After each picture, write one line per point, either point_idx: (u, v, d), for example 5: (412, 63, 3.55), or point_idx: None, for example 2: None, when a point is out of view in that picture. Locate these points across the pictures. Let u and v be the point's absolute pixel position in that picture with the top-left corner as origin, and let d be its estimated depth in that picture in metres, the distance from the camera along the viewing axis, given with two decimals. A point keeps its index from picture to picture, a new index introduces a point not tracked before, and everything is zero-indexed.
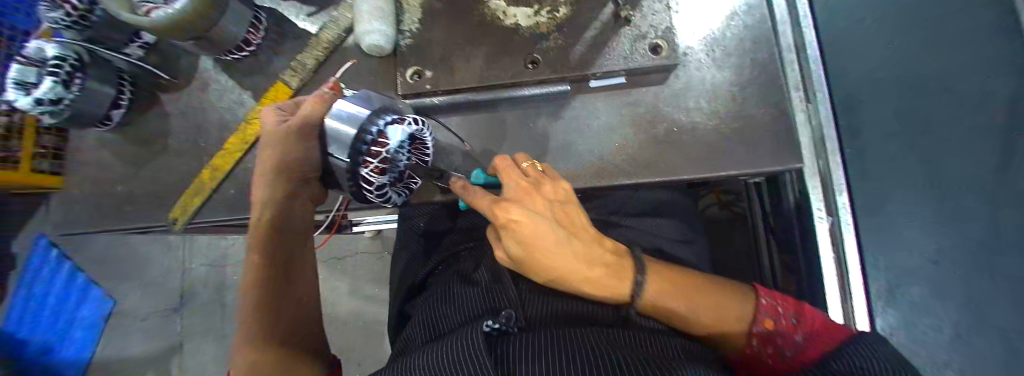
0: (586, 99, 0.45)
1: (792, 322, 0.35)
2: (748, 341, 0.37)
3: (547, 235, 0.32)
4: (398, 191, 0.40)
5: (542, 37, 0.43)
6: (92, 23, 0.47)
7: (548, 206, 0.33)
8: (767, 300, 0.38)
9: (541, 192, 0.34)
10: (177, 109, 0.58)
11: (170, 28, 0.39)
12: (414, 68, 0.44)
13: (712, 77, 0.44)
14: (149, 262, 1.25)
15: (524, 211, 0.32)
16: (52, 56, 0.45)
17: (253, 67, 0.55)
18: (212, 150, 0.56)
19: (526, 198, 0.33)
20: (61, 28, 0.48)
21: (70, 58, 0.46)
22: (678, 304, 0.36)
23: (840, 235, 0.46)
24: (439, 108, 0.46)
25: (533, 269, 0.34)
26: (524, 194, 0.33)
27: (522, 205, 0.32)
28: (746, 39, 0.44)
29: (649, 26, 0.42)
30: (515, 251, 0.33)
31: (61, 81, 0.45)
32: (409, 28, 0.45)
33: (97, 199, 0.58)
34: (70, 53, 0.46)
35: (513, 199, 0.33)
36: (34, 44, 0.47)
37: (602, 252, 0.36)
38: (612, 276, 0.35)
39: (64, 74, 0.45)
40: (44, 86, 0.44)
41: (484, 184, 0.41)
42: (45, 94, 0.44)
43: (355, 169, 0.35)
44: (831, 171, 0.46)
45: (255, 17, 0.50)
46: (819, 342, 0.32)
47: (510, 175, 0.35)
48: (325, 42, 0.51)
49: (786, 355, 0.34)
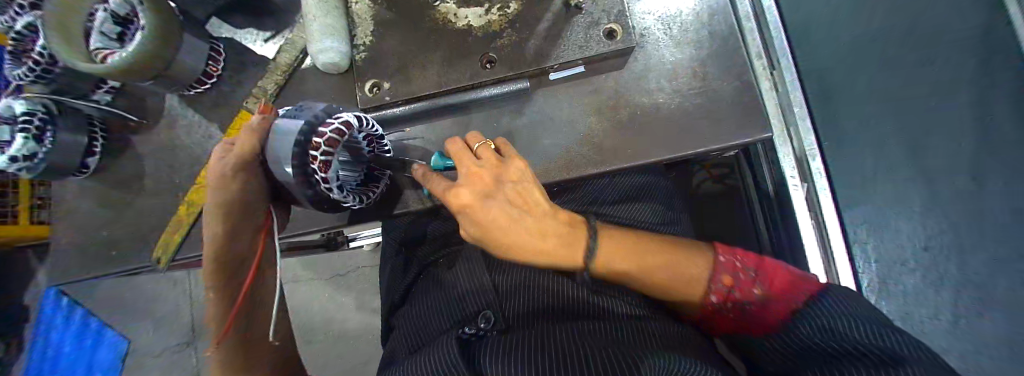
0: (548, 93, 0.44)
1: (751, 276, 0.36)
2: (711, 300, 0.37)
3: (500, 215, 0.32)
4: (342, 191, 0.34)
5: (494, 35, 0.42)
6: (55, 76, 0.49)
7: (500, 190, 0.33)
8: (728, 258, 0.38)
9: (493, 175, 0.33)
10: (150, 148, 0.58)
11: (127, 71, 0.40)
12: (372, 80, 0.43)
13: (672, 56, 0.43)
14: (158, 299, 1.28)
15: (478, 197, 0.32)
16: (20, 112, 0.46)
17: (217, 98, 0.55)
18: (185, 185, 0.55)
19: (479, 183, 0.33)
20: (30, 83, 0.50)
21: (38, 111, 0.47)
22: (635, 267, 0.36)
23: (817, 199, 0.45)
24: (399, 117, 0.45)
25: (491, 248, 0.35)
26: (476, 178, 0.33)
27: (474, 190, 0.32)
28: (703, 12, 0.43)
29: (601, 11, 0.41)
30: (472, 232, 0.34)
31: (32, 136, 0.47)
32: (362, 41, 0.45)
33: (82, 246, 0.59)
34: (37, 106, 0.47)
35: (464, 183, 0.33)
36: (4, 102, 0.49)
37: (557, 226, 0.35)
38: (567, 249, 0.35)
39: (35, 128, 0.47)
40: (16, 143, 0.46)
41: (445, 168, 0.41)
42: (16, 150, 0.46)
43: (306, 145, 0.31)
44: (801, 137, 0.44)
45: (212, 48, 0.50)
46: (776, 296, 0.34)
47: (460, 158, 0.34)
48: (283, 66, 0.50)
49: (747, 309, 0.35)
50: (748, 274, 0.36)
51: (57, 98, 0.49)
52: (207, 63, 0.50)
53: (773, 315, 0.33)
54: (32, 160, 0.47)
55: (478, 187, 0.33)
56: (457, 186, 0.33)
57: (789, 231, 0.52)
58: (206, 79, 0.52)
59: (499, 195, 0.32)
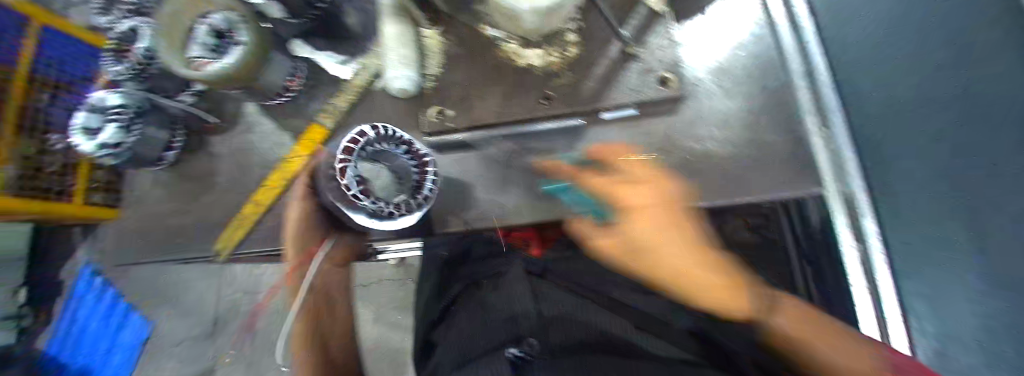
0: (599, 131, 0.46)
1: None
2: None
3: (663, 211, 0.33)
4: (369, 195, 0.39)
5: (554, 75, 0.46)
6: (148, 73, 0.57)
7: (665, 193, 0.35)
8: None
9: (652, 178, 0.36)
10: (226, 149, 0.64)
11: (220, 81, 0.45)
12: (437, 107, 0.48)
13: (722, 105, 0.45)
14: None
15: (642, 187, 0.34)
16: (116, 105, 0.52)
17: (293, 110, 0.61)
18: (253, 186, 0.61)
19: (643, 179, 0.36)
20: (124, 79, 0.56)
21: (133, 106, 0.53)
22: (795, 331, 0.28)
23: (872, 260, 0.46)
24: (461, 143, 0.49)
25: (635, 250, 0.33)
26: (640, 175, 0.36)
27: (637, 182, 0.35)
28: (753, 67, 0.46)
29: (656, 60, 0.44)
30: (625, 225, 0.33)
31: (123, 127, 0.52)
32: (431, 73, 0.49)
33: (149, 232, 0.64)
34: (133, 102, 0.53)
35: (630, 179, 0.36)
36: (98, 95, 0.54)
37: (717, 254, 0.32)
38: (725, 283, 0.30)
39: (126, 120, 0.52)
40: (109, 132, 0.51)
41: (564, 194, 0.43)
42: (108, 138, 0.51)
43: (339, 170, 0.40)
44: (853, 195, 0.47)
45: (294, 67, 0.56)
46: None
47: (623, 162, 0.38)
48: (356, 87, 0.56)
49: None
50: None
51: (149, 95, 0.56)
52: (289, 79, 0.56)
53: None
54: (119, 148, 0.52)
55: (645, 183, 0.35)
56: (628, 182, 0.36)
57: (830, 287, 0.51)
58: (286, 93, 0.58)
59: (664, 195, 0.34)
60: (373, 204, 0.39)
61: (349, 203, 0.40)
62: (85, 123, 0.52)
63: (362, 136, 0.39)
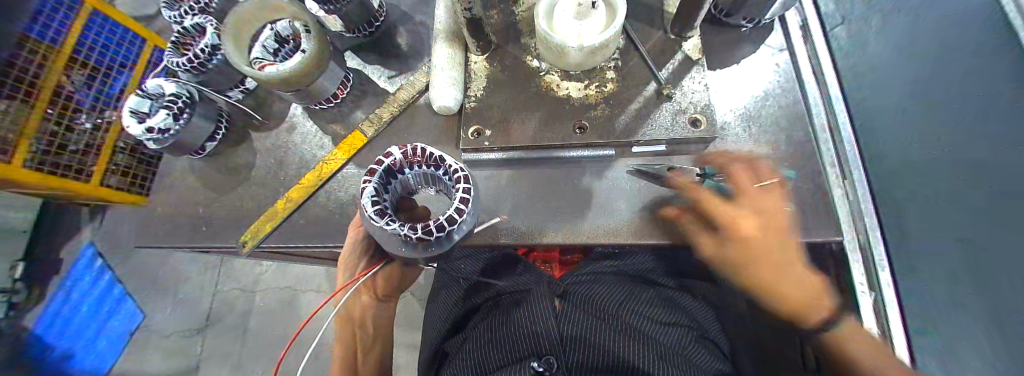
0: (628, 162, 0.49)
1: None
2: None
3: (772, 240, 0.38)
4: (385, 215, 0.35)
5: (590, 107, 0.49)
6: (207, 69, 0.58)
7: (767, 215, 0.38)
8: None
9: (767, 196, 0.38)
10: (263, 144, 0.66)
11: (275, 80, 0.48)
12: (475, 127, 0.51)
13: (748, 150, 0.47)
14: (187, 280, 1.34)
15: (758, 212, 0.38)
16: (171, 93, 0.55)
17: (335, 116, 0.64)
18: (286, 184, 0.63)
19: (756, 198, 0.38)
20: (183, 72, 0.58)
21: (185, 95, 0.56)
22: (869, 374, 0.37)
23: (885, 311, 0.45)
24: (493, 162, 0.52)
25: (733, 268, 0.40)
26: (750, 190, 0.39)
27: (753, 205, 0.38)
28: (780, 116, 0.48)
29: (688, 102, 0.47)
30: (734, 251, 0.39)
31: (172, 113, 0.55)
32: (474, 93, 0.53)
33: (171, 219, 0.65)
34: (184, 91, 0.56)
35: (744, 196, 0.39)
36: (154, 82, 0.57)
37: (809, 282, 0.39)
38: (815, 307, 0.38)
39: (177, 108, 0.55)
40: (159, 117, 0.54)
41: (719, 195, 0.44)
42: (157, 123, 0.53)
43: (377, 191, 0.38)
44: (872, 245, 0.46)
45: (344, 76, 0.60)
46: None
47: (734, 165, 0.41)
48: (400, 100, 0.60)
49: None
50: None
51: (199, 87, 0.59)
52: (338, 87, 0.60)
53: None
54: (165, 133, 0.55)
55: (757, 206, 0.38)
56: (739, 204, 0.39)
57: None
58: (332, 99, 0.62)
59: (768, 218, 0.38)
60: (387, 225, 0.34)
61: (374, 224, 0.37)
62: (135, 108, 0.56)
63: (388, 156, 0.37)
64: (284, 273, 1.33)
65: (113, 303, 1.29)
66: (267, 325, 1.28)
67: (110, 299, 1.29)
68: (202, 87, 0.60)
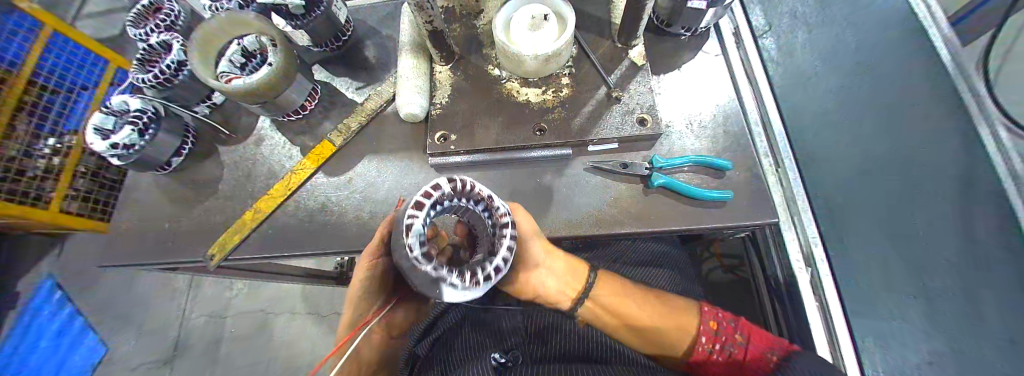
0: (586, 160, 0.52)
1: (732, 324, 0.43)
2: (699, 340, 0.42)
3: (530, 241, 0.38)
4: (433, 259, 0.28)
5: (547, 110, 0.52)
6: (173, 85, 0.57)
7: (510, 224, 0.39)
8: (707, 308, 0.45)
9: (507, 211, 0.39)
10: (230, 158, 0.66)
11: (244, 93, 0.49)
12: (441, 132, 0.53)
13: (691, 145, 0.51)
14: (151, 307, 1.28)
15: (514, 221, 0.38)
16: (137, 108, 0.55)
17: (304, 127, 0.65)
18: (254, 196, 0.63)
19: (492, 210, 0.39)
20: (145, 87, 0.57)
21: (149, 111, 0.56)
22: (640, 309, 0.44)
23: (821, 286, 0.49)
24: (459, 165, 0.54)
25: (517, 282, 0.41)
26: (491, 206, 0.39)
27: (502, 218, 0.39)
28: (718, 114, 0.53)
29: (636, 103, 0.51)
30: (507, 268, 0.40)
31: (138, 129, 0.54)
32: (439, 101, 0.55)
33: (131, 239, 0.63)
34: (149, 107, 0.56)
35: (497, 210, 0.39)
36: (118, 99, 0.57)
37: (562, 274, 0.43)
38: (575, 280, 0.43)
39: (142, 124, 0.55)
40: (123, 133, 0.53)
41: (661, 185, 0.48)
42: (122, 139, 0.53)
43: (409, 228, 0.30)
44: (804, 227, 0.50)
45: (312, 88, 0.62)
46: (756, 346, 0.40)
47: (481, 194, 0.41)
48: (368, 110, 0.61)
49: (730, 349, 0.41)
50: (730, 323, 0.43)
51: (165, 102, 0.58)
52: (306, 98, 0.61)
53: (752, 359, 0.40)
54: (129, 149, 0.54)
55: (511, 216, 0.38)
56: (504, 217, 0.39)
57: (798, 319, 0.54)
58: (300, 111, 0.63)
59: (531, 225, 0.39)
60: (436, 270, 0.28)
61: (409, 266, 0.29)
62: (99, 125, 0.55)
63: (437, 189, 0.31)
64: (259, 294, 1.29)
65: (74, 337, 1.22)
66: (241, 350, 1.23)
67: (70, 334, 1.22)
68: (168, 102, 0.60)
